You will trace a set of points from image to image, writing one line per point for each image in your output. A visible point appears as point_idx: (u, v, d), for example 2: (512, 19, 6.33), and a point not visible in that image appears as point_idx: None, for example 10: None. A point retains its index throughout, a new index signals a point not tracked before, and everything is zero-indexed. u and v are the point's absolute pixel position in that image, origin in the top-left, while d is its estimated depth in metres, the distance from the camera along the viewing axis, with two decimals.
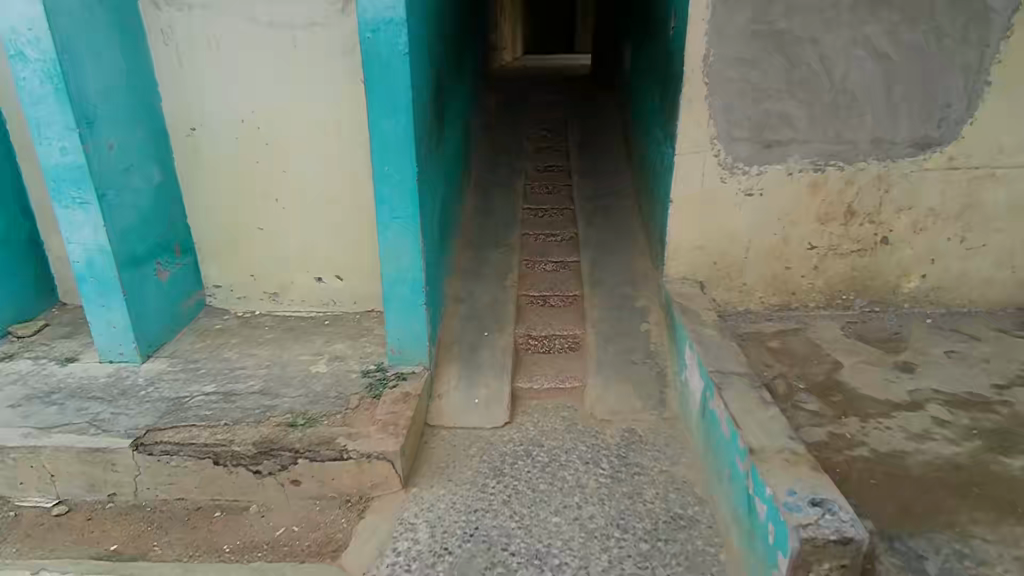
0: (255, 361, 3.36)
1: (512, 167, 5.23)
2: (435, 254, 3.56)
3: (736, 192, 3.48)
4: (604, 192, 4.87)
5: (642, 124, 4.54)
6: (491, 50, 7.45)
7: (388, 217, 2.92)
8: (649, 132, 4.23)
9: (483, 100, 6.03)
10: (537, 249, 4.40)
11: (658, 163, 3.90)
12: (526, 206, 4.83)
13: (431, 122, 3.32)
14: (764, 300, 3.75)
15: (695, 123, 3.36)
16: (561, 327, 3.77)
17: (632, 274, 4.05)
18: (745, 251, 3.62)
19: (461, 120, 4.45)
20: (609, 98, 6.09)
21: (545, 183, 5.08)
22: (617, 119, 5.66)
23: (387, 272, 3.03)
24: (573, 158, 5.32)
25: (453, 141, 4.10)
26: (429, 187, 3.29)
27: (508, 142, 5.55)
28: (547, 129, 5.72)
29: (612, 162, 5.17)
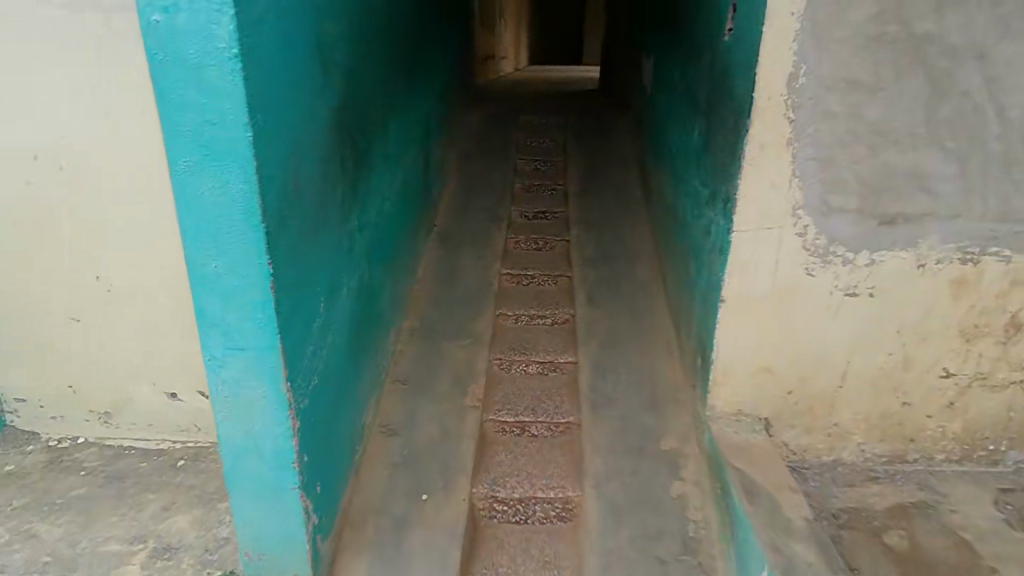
0: (28, 556, 2.05)
1: (491, 212, 3.91)
2: (348, 372, 2.23)
3: (830, 291, 2.17)
4: (614, 252, 3.55)
5: (669, 165, 3.22)
6: (481, 58, 6.19)
7: (220, 349, 1.60)
8: (681, 177, 2.91)
9: (461, 120, 4.72)
10: (516, 338, 3.06)
11: (696, 226, 2.58)
12: (506, 269, 3.50)
13: (340, 169, 2.01)
14: (864, 448, 2.41)
15: (769, 184, 2.03)
16: (545, 482, 2.40)
17: (654, 389, 2.71)
18: (841, 377, 2.29)
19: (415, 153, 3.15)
20: (624, 123, 4.76)
21: (534, 236, 3.76)
22: (631, 150, 4.35)
23: (227, 438, 1.70)
24: (572, 200, 4.01)
25: (397, 191, 2.80)
26: (331, 276, 1.96)
27: (487, 178, 4.24)
28: (541, 160, 4.41)
29: (625, 211, 3.85)
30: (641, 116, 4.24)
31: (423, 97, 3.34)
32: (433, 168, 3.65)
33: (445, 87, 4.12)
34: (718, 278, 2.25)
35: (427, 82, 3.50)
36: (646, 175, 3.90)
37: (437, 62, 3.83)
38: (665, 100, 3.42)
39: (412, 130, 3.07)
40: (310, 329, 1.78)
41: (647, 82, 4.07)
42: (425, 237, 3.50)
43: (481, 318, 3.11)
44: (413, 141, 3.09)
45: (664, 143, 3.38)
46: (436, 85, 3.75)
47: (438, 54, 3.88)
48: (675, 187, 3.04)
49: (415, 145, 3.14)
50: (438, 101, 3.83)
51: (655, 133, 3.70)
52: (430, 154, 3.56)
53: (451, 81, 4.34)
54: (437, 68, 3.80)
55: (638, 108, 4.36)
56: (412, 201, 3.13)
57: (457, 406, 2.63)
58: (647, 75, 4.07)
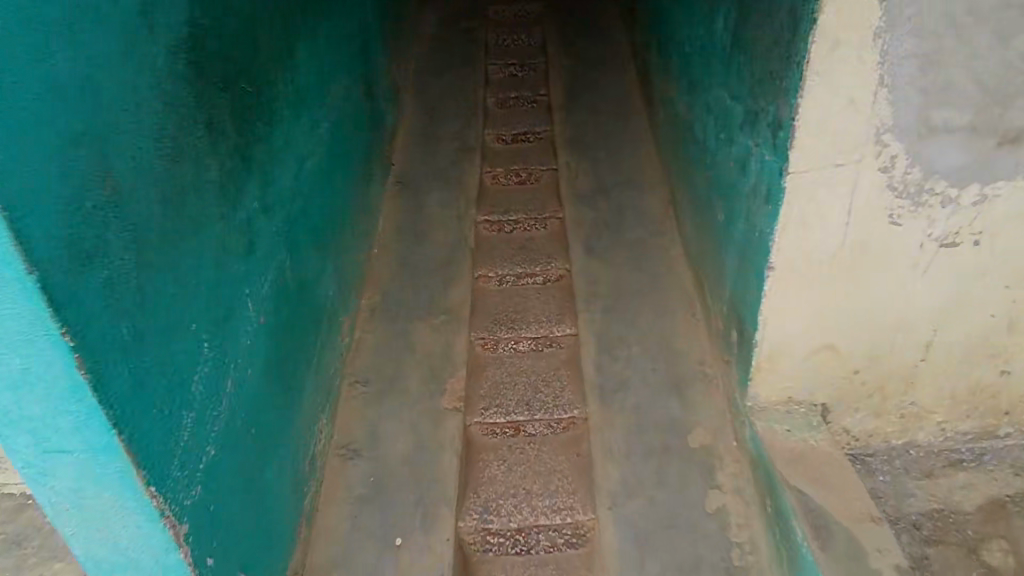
0: None
1: (460, 140, 3.21)
2: (278, 402, 1.68)
3: (919, 246, 1.59)
4: (612, 182, 2.90)
5: (680, 68, 2.52)
6: None
7: (34, 451, 1.05)
8: (699, 85, 2.22)
9: (415, 21, 3.85)
10: (501, 306, 2.50)
11: (725, 155, 1.93)
12: (484, 215, 2.87)
13: (209, 139, 1.35)
14: (946, 427, 1.91)
15: (846, 100, 1.42)
16: (547, 505, 1.93)
17: (674, 365, 2.18)
18: (925, 350, 1.75)
19: (351, 80, 2.43)
20: (614, 11, 3.91)
21: (515, 168, 3.09)
22: (629, 47, 3.59)
23: (88, 557, 1.19)
24: (559, 116, 3.29)
25: (324, 139, 2.12)
26: (218, 296, 1.36)
27: (452, 95, 3.47)
28: (517, 64, 3.62)
29: (622, 128, 3.16)
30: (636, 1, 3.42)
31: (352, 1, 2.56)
32: (379, 92, 2.91)
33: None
34: (763, 236, 1.65)
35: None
36: (648, 79, 3.18)
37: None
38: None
39: (339, 49, 2.33)
40: (184, 393, 1.21)
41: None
42: (379, 184, 2.84)
43: (455, 284, 2.52)
44: (342, 64, 2.36)
45: (671, 39, 2.66)
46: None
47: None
48: (691, 99, 2.36)
49: (347, 70, 2.41)
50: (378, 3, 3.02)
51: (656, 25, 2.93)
52: (374, 76, 2.81)
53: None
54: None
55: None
56: (351, 145, 2.45)
57: (432, 409, 2.11)
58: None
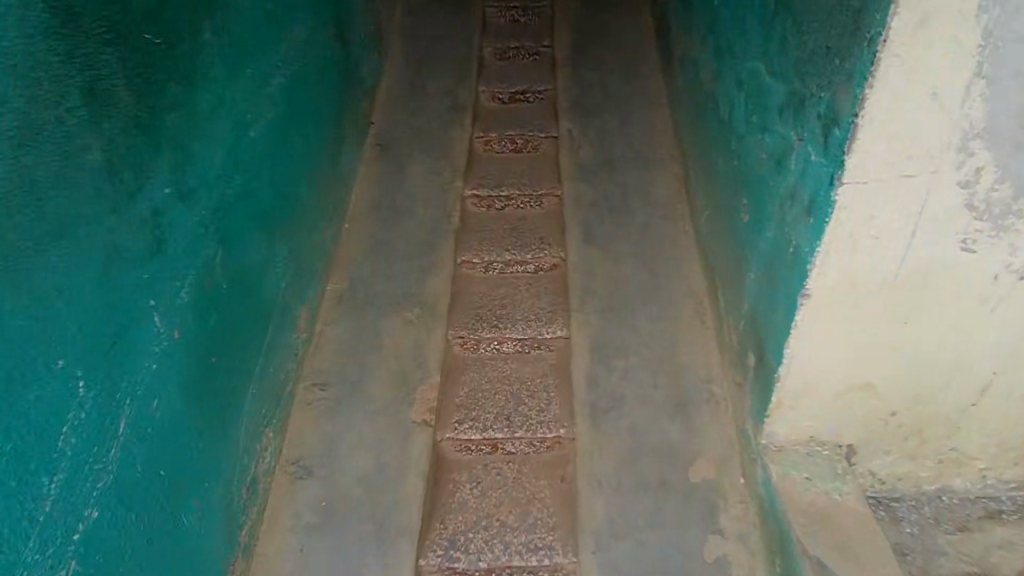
0: None
1: (451, 97, 2.83)
2: (204, 425, 1.40)
3: (992, 281, 1.28)
4: (620, 155, 2.55)
5: (708, 28, 2.14)
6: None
7: None
8: (730, 52, 1.86)
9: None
10: (486, 297, 2.20)
11: (756, 143, 1.60)
12: (472, 187, 2.53)
13: (85, 107, 1.03)
14: (988, 475, 1.66)
15: (928, 95, 1.09)
16: (524, 541, 1.68)
17: (677, 381, 1.90)
18: (978, 394, 1.48)
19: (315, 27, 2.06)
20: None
21: (511, 133, 2.73)
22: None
23: None
24: (563, 75, 2.91)
25: (276, 99, 1.77)
26: (101, 314, 1.06)
27: (444, 45, 3.07)
28: (520, 10, 3.19)
29: (635, 93, 2.79)
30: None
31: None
32: (357, 39, 2.53)
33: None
34: (799, 252, 1.34)
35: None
36: (668, 37, 2.78)
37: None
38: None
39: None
40: (43, 454, 0.94)
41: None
42: (354, 147, 2.50)
43: (434, 270, 2.23)
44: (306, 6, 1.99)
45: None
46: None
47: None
48: (717, 68, 2.00)
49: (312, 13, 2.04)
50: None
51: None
52: (350, 20, 2.43)
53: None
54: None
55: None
56: (317, 103, 2.10)
57: (399, 420, 1.85)
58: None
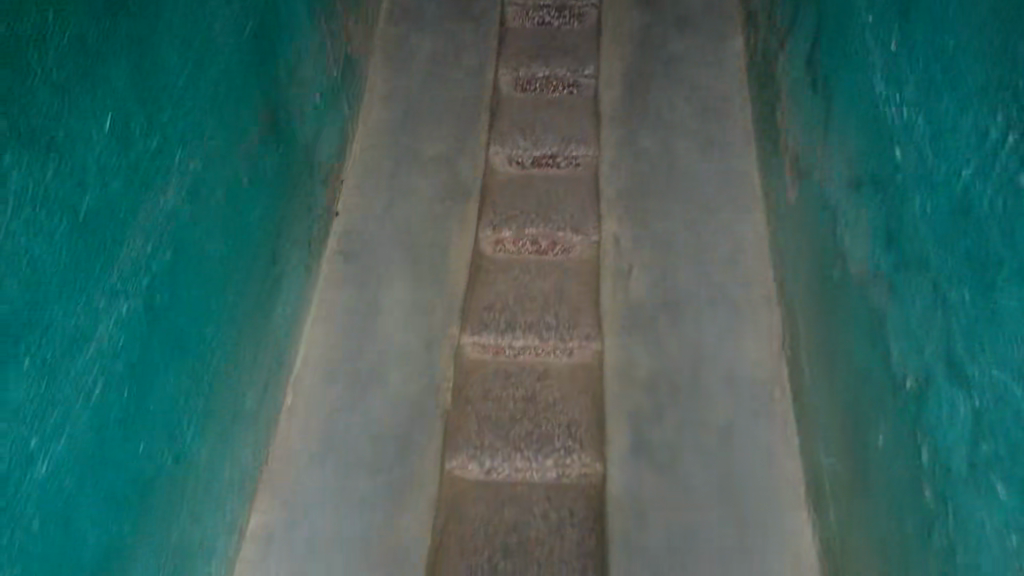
0: None
1: (450, 169, 1.92)
2: None
3: None
4: (689, 285, 1.69)
5: (867, 137, 1.13)
6: None
7: None
8: (907, 255, 0.97)
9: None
10: (488, 533, 1.51)
11: (991, 528, 0.79)
12: (474, 327, 1.73)
13: None
14: None
15: None
16: None
17: None
18: None
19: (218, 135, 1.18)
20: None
21: (530, 230, 1.87)
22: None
23: None
24: (608, 133, 1.96)
25: (114, 339, 0.93)
26: None
27: (439, 68, 2.08)
28: (553, 13, 2.23)
29: (714, 170, 1.83)
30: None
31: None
32: (293, 89, 1.53)
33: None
34: None
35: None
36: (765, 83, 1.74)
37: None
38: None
39: (162, 80, 1.00)
40: None
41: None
42: (301, 268, 1.63)
43: (412, 489, 1.50)
44: (176, 110, 1.04)
45: (853, 49, 1.22)
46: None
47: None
48: (873, 246, 1.10)
49: (195, 116, 1.10)
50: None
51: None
52: (275, 65, 1.42)
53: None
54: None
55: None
56: (221, 255, 1.22)
57: None
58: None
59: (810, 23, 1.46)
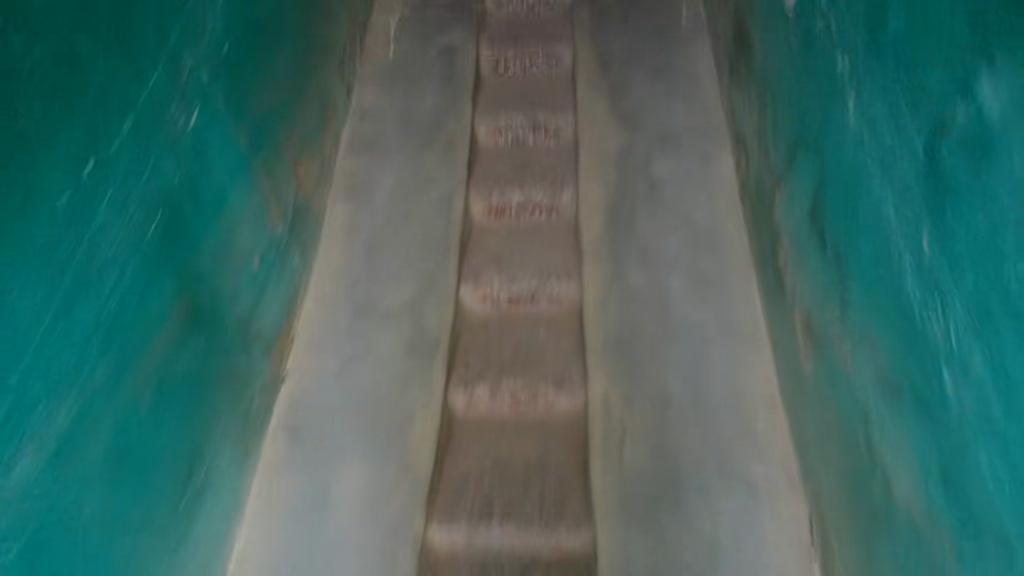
0: None
1: (415, 318, 1.68)
2: None
3: None
4: (694, 457, 1.45)
5: (899, 345, 0.91)
6: None
7: None
8: (985, 531, 0.74)
9: (355, 29, 2.13)
10: None
11: None
12: (443, 514, 1.45)
13: None
14: None
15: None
16: None
17: None
18: None
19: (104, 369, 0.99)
20: (693, 21, 2.14)
21: (508, 386, 1.62)
22: (727, 112, 1.89)
23: None
24: (595, 272, 1.72)
25: None
26: None
27: (403, 200, 1.87)
28: (527, 129, 2.06)
29: (711, 317, 1.61)
30: (748, 17, 1.66)
31: (86, 129, 0.93)
32: (230, 265, 1.33)
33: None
34: None
35: (137, 39, 1.04)
36: (761, 222, 1.53)
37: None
38: (869, 72, 0.97)
39: (2, 350, 0.80)
40: None
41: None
42: (232, 464, 1.40)
43: None
44: (32, 374, 0.86)
45: (868, 219, 0.98)
46: (219, 15, 1.27)
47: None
48: (931, 486, 0.86)
49: (62, 369, 0.91)
50: (241, 51, 1.35)
51: (804, 134, 1.25)
52: (199, 253, 1.22)
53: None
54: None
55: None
56: (106, 512, 1.01)
57: None
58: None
59: (811, 164, 1.22)
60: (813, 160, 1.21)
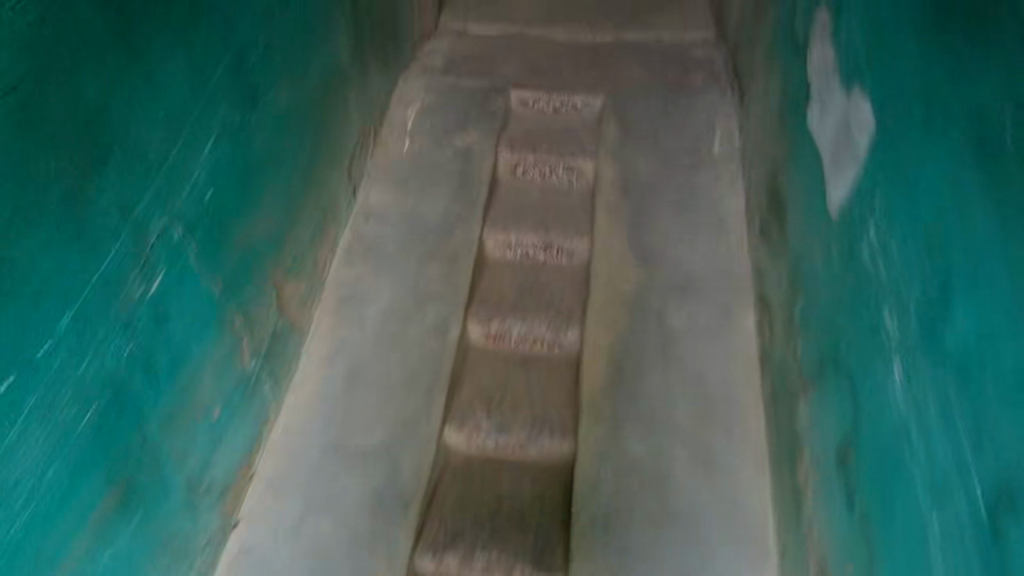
0: None
1: (390, 464, 1.53)
2: None
3: None
4: None
5: None
6: None
7: None
8: None
9: (369, 126, 2.04)
10: None
11: None
12: None
13: None
14: None
15: None
16: None
17: None
18: None
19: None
20: (725, 153, 2.02)
21: (481, 557, 1.45)
22: (754, 269, 1.74)
23: None
24: (587, 440, 1.56)
25: None
26: None
27: (396, 321, 1.73)
28: (539, 248, 1.95)
29: (713, 506, 1.46)
30: (789, 177, 1.49)
31: (0, 344, 0.82)
32: (178, 433, 1.18)
33: (280, 92, 1.49)
34: None
35: (94, 220, 0.94)
36: (791, 431, 1.37)
37: (201, 59, 1.17)
38: (935, 365, 0.86)
39: None
40: None
41: (819, 129, 1.29)
42: None
43: None
44: None
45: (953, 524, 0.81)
46: (202, 164, 1.17)
47: (212, 22, 1.20)
48: None
49: None
50: (226, 194, 1.26)
51: (845, 370, 1.14)
52: (144, 422, 1.08)
53: (314, 58, 1.66)
54: (202, 97, 1.17)
55: (776, 155, 1.59)
56: None
57: None
58: (830, 93, 1.25)
59: (874, 389, 1.03)
60: (851, 406, 1.12)
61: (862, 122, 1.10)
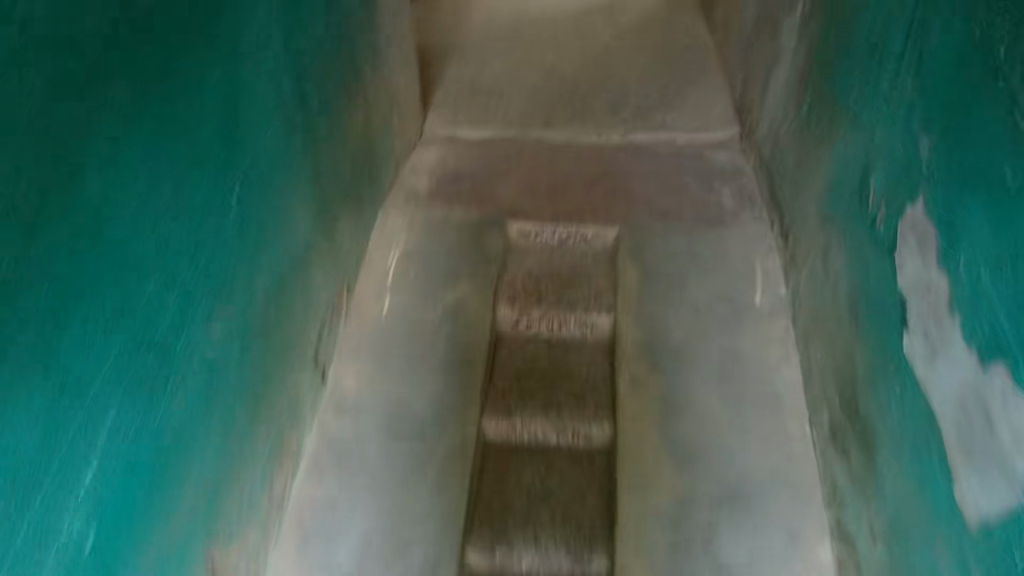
0: None
1: None
2: None
3: None
4: None
5: None
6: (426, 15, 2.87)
7: None
8: None
9: (342, 288, 1.73)
10: None
11: None
12: None
13: None
14: None
15: None
16: None
17: None
18: None
19: None
20: (770, 304, 1.69)
21: None
22: (825, 478, 1.42)
23: None
24: None
25: None
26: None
27: (375, 562, 1.42)
28: (551, 432, 1.62)
29: None
30: (876, 401, 1.18)
31: None
32: None
33: (212, 324, 1.18)
34: None
35: None
36: None
37: (71, 372, 0.87)
38: None
39: None
40: None
41: (933, 379, 0.97)
42: None
43: None
44: None
45: None
46: (72, 517, 0.89)
47: (87, 319, 0.89)
48: None
49: None
50: (115, 516, 0.98)
51: None
52: None
53: (264, 256, 1.35)
54: (73, 422, 0.88)
55: (855, 356, 1.26)
56: None
57: None
58: (947, 345, 0.94)
59: None
60: None
61: (1017, 429, 0.79)
